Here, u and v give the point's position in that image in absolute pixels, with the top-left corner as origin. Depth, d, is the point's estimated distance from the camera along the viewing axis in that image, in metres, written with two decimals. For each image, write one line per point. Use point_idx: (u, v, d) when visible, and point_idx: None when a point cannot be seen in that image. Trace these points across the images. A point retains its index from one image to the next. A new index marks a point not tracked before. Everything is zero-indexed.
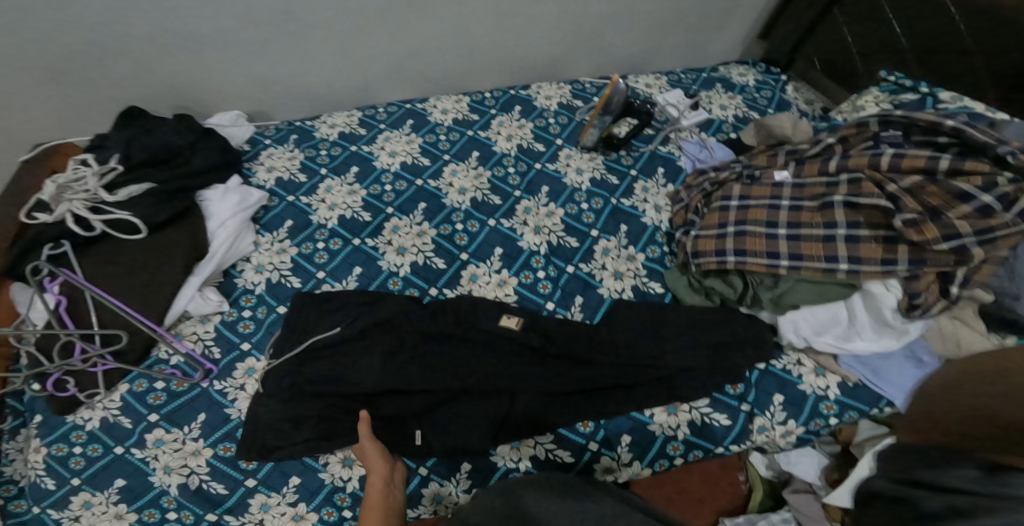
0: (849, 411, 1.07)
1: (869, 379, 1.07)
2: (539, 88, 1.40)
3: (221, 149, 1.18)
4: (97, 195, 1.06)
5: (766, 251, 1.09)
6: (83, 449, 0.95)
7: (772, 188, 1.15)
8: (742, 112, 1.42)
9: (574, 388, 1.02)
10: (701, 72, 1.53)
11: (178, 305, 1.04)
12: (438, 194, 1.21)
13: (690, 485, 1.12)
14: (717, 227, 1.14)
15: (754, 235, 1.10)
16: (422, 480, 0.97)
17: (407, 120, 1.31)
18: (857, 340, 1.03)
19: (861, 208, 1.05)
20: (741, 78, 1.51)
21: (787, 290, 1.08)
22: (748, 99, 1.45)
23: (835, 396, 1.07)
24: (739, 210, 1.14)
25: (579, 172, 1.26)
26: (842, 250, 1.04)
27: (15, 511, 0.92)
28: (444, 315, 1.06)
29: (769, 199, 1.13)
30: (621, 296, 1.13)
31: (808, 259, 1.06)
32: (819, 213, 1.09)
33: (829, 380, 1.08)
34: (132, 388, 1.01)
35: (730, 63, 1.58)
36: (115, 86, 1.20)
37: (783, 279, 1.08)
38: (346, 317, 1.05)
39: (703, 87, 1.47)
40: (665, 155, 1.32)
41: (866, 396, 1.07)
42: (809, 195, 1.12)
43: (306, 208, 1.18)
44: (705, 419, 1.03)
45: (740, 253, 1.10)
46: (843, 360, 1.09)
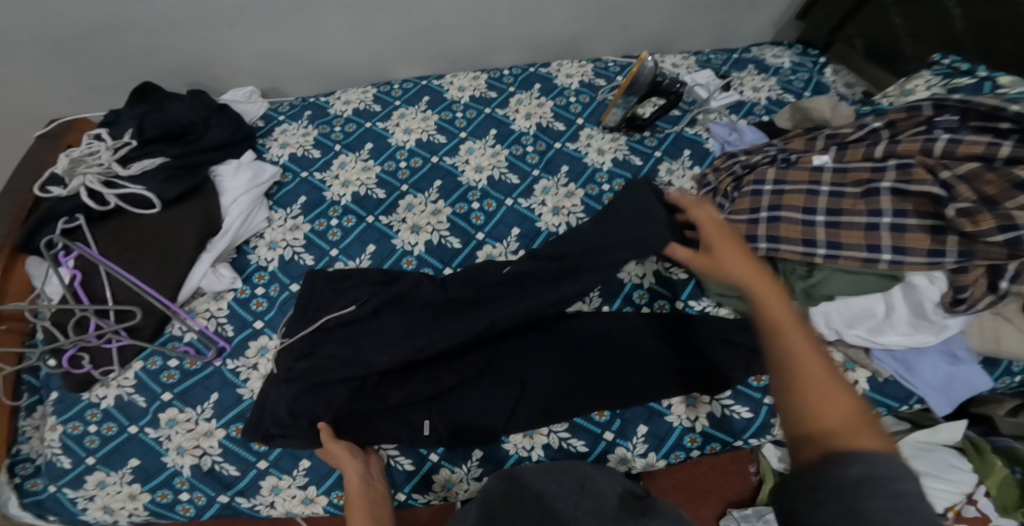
0: (877, 408, 1.02)
1: (901, 374, 1.02)
2: (559, 66, 1.35)
3: (235, 124, 1.16)
4: (110, 168, 1.05)
5: (801, 238, 1.02)
6: (97, 427, 0.95)
7: (810, 172, 1.06)
8: (775, 95, 1.34)
9: (589, 375, 0.99)
10: (732, 53, 1.45)
11: (192, 281, 1.02)
12: (454, 171, 1.17)
13: (697, 476, 1.11)
14: (748, 212, 1.06)
15: (789, 222, 1.03)
16: (432, 467, 0.96)
17: (423, 96, 1.27)
18: (891, 334, 1.00)
19: (909, 195, 0.98)
20: (776, 60, 1.43)
21: (822, 279, 1.01)
22: (783, 81, 1.37)
23: (863, 391, 1.02)
24: (773, 196, 1.06)
25: (601, 152, 1.21)
26: (885, 239, 0.97)
27: (32, 489, 0.93)
28: (459, 289, 1.01)
29: (807, 184, 1.05)
30: (642, 282, 1.08)
31: (847, 247, 0.99)
32: (862, 200, 1.01)
33: (858, 374, 1.04)
34: (145, 366, 1.00)
35: (763, 44, 1.50)
36: (128, 62, 1.19)
37: (818, 269, 1.02)
38: (359, 297, 1.02)
39: (733, 68, 1.40)
40: (691, 137, 1.26)
41: (895, 392, 1.03)
42: (852, 181, 1.03)
43: (320, 185, 1.16)
44: (724, 411, 0.99)
45: (772, 240, 1.03)
46: (875, 354, 1.02)
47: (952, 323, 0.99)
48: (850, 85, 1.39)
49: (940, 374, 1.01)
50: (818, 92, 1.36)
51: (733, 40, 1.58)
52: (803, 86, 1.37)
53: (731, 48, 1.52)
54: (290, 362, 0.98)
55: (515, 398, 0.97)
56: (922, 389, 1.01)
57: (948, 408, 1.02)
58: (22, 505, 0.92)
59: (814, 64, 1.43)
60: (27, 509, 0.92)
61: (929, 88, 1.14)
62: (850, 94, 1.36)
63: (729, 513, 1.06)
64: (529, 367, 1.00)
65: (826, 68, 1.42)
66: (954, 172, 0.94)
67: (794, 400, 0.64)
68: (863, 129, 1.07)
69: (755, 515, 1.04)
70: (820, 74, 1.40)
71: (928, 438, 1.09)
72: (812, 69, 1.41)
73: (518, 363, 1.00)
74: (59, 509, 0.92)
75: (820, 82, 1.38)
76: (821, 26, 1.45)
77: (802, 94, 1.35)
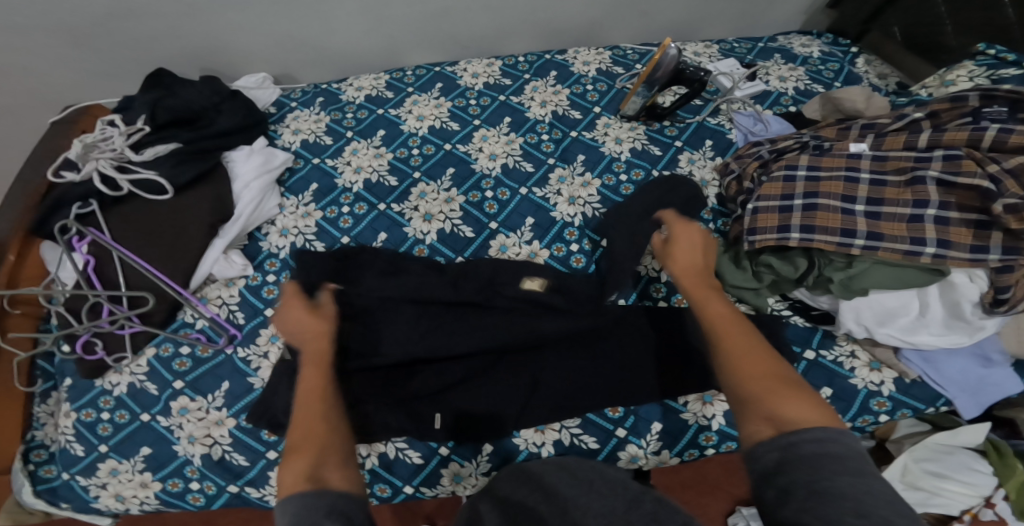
0: (902, 410, 0.98)
1: (931, 376, 0.97)
2: (576, 53, 1.31)
3: (247, 110, 1.15)
4: (123, 154, 1.04)
5: (839, 227, 0.96)
6: (110, 415, 0.94)
7: (847, 158, 1.01)
8: (803, 85, 1.29)
9: (599, 368, 0.96)
10: (758, 41, 1.40)
11: (203, 268, 1.01)
12: (467, 159, 1.15)
13: (709, 473, 1.19)
14: (781, 198, 1.01)
15: (826, 209, 0.97)
16: (442, 461, 0.94)
17: (436, 83, 1.25)
18: (923, 334, 0.95)
19: (956, 187, 0.93)
20: (804, 49, 1.37)
21: (860, 272, 0.95)
22: (811, 70, 1.32)
23: (888, 393, 0.98)
24: (808, 181, 1.00)
25: (618, 141, 1.18)
26: (931, 231, 0.93)
27: (45, 476, 0.93)
28: (467, 283, 0.99)
29: (845, 170, 1.00)
30: (659, 276, 1.05)
31: (888, 238, 0.94)
32: (907, 189, 0.96)
33: (885, 374, 0.99)
34: (158, 352, 0.98)
35: (791, 33, 1.45)
36: (142, 47, 1.18)
37: (857, 260, 0.95)
38: (356, 287, 0.99)
39: (759, 57, 1.35)
40: (713, 127, 1.22)
41: (922, 394, 0.98)
42: (893, 169, 0.99)
43: (331, 171, 1.14)
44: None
45: (806, 231, 0.97)
46: (905, 354, 0.98)
47: (989, 324, 0.94)
48: (883, 76, 1.32)
49: (971, 377, 0.97)
50: (849, 82, 1.31)
51: (759, 29, 1.52)
52: (833, 75, 1.32)
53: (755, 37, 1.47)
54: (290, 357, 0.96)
55: (522, 392, 0.94)
56: (952, 391, 0.97)
57: (976, 411, 0.98)
58: (36, 492, 0.92)
59: (846, 53, 1.37)
60: (41, 497, 0.92)
61: (972, 78, 1.09)
62: (883, 84, 1.30)
63: (739, 511, 1.13)
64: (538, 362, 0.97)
65: (857, 57, 1.36)
66: (1004, 166, 0.90)
67: (732, 376, 0.70)
68: (902, 119, 1.02)
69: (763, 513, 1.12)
70: (852, 64, 1.35)
71: (949, 440, 1.09)
72: (844, 58, 1.36)
73: (531, 357, 0.97)
74: (73, 496, 0.92)
75: (851, 72, 1.32)
76: (856, 13, 1.39)
77: (832, 84, 1.30)
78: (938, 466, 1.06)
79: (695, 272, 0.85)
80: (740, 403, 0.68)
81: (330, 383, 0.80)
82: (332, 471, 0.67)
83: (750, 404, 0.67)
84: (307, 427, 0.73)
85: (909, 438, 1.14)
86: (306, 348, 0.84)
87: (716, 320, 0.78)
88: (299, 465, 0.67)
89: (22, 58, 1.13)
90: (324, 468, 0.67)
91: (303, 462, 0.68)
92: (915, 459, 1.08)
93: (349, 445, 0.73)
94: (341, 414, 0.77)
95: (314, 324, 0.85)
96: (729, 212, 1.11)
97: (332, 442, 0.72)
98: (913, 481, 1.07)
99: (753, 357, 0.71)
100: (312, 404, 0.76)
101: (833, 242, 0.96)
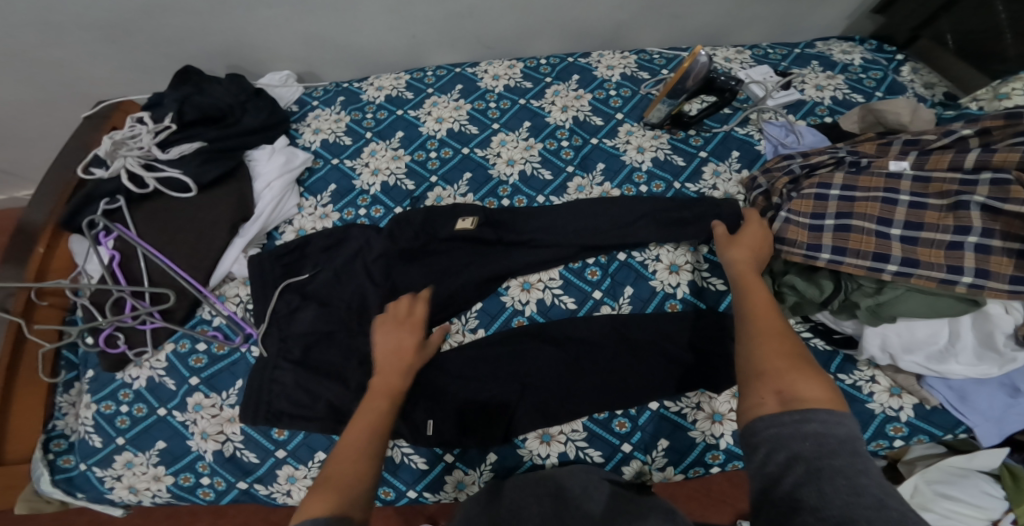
0: (919, 435, 0.95)
1: (953, 403, 0.94)
2: (600, 57, 1.27)
3: (270, 108, 1.16)
4: (150, 152, 1.06)
5: (873, 251, 0.94)
6: (129, 408, 0.97)
7: (886, 177, 0.97)
8: (841, 94, 1.24)
9: (602, 382, 0.95)
10: (794, 47, 1.35)
11: (223, 267, 1.03)
12: (485, 164, 1.13)
13: (714, 485, 1.21)
14: (813, 217, 0.97)
15: (860, 231, 0.95)
16: (445, 468, 0.95)
17: (456, 84, 1.22)
18: (952, 364, 0.91)
19: (1001, 213, 0.89)
20: (844, 56, 1.31)
21: (891, 298, 0.92)
22: (851, 79, 1.27)
23: (906, 418, 0.95)
24: (841, 200, 0.97)
25: (640, 149, 1.15)
26: (969, 260, 0.89)
27: (63, 466, 0.97)
28: (466, 295, 1.01)
29: (883, 190, 0.96)
30: (676, 291, 1.02)
31: (924, 265, 0.91)
32: (949, 214, 0.92)
33: (904, 400, 0.96)
34: (176, 347, 1.00)
35: (831, 38, 1.38)
36: (173, 45, 1.20)
37: (889, 287, 0.92)
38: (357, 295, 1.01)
39: (795, 64, 1.30)
40: (741, 137, 1.18)
41: (941, 421, 0.95)
42: (935, 192, 0.94)
43: (349, 172, 1.13)
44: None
45: (838, 251, 0.95)
46: (927, 381, 0.95)
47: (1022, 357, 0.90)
48: (930, 85, 1.25)
49: (995, 406, 0.94)
50: (891, 92, 1.25)
51: (798, 34, 1.47)
52: (875, 84, 1.26)
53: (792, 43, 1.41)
54: (291, 356, 0.97)
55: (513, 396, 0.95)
56: (972, 420, 0.93)
57: (996, 439, 0.94)
58: (54, 481, 0.96)
59: (889, 61, 1.31)
60: (58, 486, 0.96)
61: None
62: (928, 94, 1.24)
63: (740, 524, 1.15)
64: (532, 367, 0.97)
65: (902, 65, 1.30)
66: None
67: (754, 350, 0.72)
68: (949, 136, 0.96)
69: None
70: (896, 72, 1.28)
71: (963, 463, 1.04)
72: (887, 66, 1.29)
73: (530, 367, 0.97)
74: (88, 487, 0.96)
75: (895, 81, 1.26)
76: (905, 19, 1.31)
77: (873, 94, 1.24)
78: (949, 488, 1.03)
79: (744, 266, 0.88)
80: (753, 374, 0.69)
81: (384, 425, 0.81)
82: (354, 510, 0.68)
83: (762, 376, 0.68)
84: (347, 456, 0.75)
85: (922, 459, 1.10)
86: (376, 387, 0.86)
87: (751, 301, 0.80)
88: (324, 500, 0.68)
89: (60, 54, 1.17)
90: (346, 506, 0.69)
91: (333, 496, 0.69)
92: (926, 480, 1.05)
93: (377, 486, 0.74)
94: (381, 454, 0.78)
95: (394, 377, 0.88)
96: None
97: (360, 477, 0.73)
98: (921, 503, 1.04)
99: (778, 336, 0.73)
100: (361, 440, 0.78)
101: (864, 266, 0.93)
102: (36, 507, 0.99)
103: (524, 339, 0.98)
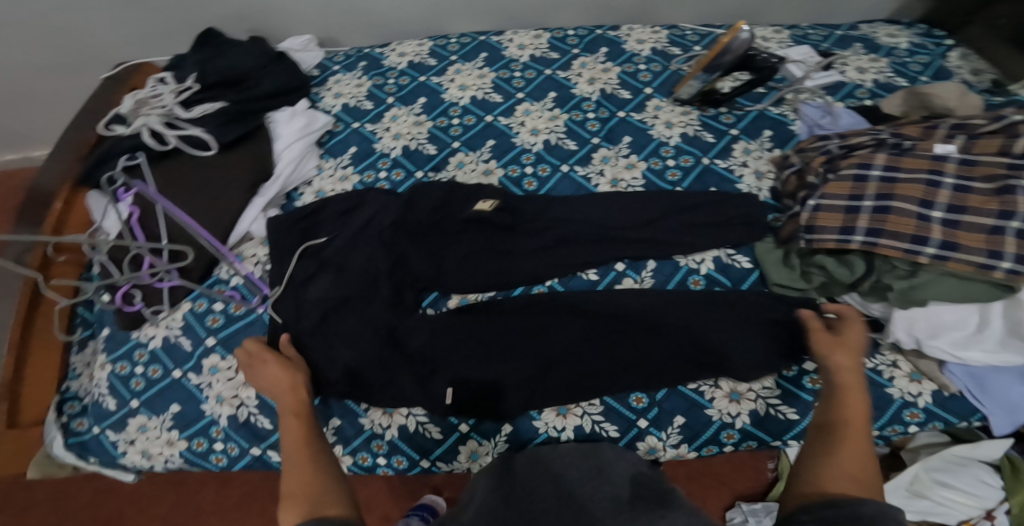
0: (934, 422, 0.93)
1: (971, 391, 0.92)
2: (630, 30, 1.24)
3: (291, 72, 1.14)
4: (172, 111, 1.04)
5: (911, 234, 0.90)
6: (144, 369, 0.96)
7: (931, 160, 0.93)
8: (884, 77, 1.21)
9: (624, 359, 0.92)
10: (836, 29, 1.32)
11: (242, 225, 1.02)
12: (509, 132, 1.10)
13: (714, 467, 1.20)
14: (849, 197, 0.95)
15: (900, 213, 0.91)
16: (460, 437, 0.93)
17: (480, 53, 1.20)
18: (974, 350, 0.90)
19: None
20: (890, 40, 1.28)
21: (923, 283, 0.90)
22: (896, 62, 1.23)
23: (924, 405, 0.92)
24: (883, 182, 0.94)
25: (668, 125, 1.12)
26: (1011, 245, 0.86)
27: (77, 429, 0.96)
28: (488, 263, 0.98)
29: (927, 173, 0.92)
30: (700, 267, 0.99)
31: (964, 249, 0.88)
32: (995, 198, 0.88)
33: (924, 386, 0.93)
34: (193, 307, 0.99)
35: (876, 22, 1.35)
36: (194, 7, 1.19)
37: (923, 270, 0.90)
38: (372, 258, 0.97)
39: (836, 46, 1.27)
40: (775, 116, 1.15)
41: (958, 408, 0.93)
42: (981, 176, 0.91)
43: (370, 136, 1.11)
44: (768, 410, 0.92)
45: (872, 234, 0.92)
46: (949, 368, 0.92)
47: None
48: (978, 72, 1.21)
49: (1011, 395, 0.92)
50: (938, 77, 1.21)
51: (839, 16, 1.43)
52: (920, 69, 1.22)
53: (833, 24, 1.37)
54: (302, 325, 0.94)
55: (538, 374, 0.92)
56: (989, 408, 0.92)
57: (1009, 427, 0.93)
58: (66, 445, 0.94)
59: (937, 46, 1.27)
60: (70, 450, 0.94)
61: None
62: (976, 81, 1.20)
63: (738, 506, 1.14)
64: (554, 344, 0.93)
65: (951, 51, 1.26)
66: None
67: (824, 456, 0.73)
68: (999, 121, 0.93)
69: (763, 510, 1.12)
70: (944, 58, 1.25)
71: (965, 453, 1.04)
72: (935, 51, 1.26)
73: (551, 339, 0.94)
74: (101, 451, 0.95)
75: (941, 66, 1.23)
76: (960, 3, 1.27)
77: (919, 78, 1.21)
78: (947, 477, 1.03)
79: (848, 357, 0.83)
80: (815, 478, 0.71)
81: (312, 431, 0.79)
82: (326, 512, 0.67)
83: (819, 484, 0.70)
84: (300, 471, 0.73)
85: (925, 448, 1.09)
86: (281, 401, 0.82)
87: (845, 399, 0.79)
88: (296, 507, 0.69)
89: (81, 15, 1.16)
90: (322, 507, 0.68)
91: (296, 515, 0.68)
92: (926, 468, 1.05)
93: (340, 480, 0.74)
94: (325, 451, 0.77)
95: (287, 379, 0.84)
96: (784, 207, 1.05)
97: (319, 481, 0.72)
98: (919, 489, 1.04)
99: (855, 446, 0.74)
100: (296, 454, 0.75)
101: (901, 248, 0.90)
102: (48, 473, 0.96)
103: (545, 304, 0.96)
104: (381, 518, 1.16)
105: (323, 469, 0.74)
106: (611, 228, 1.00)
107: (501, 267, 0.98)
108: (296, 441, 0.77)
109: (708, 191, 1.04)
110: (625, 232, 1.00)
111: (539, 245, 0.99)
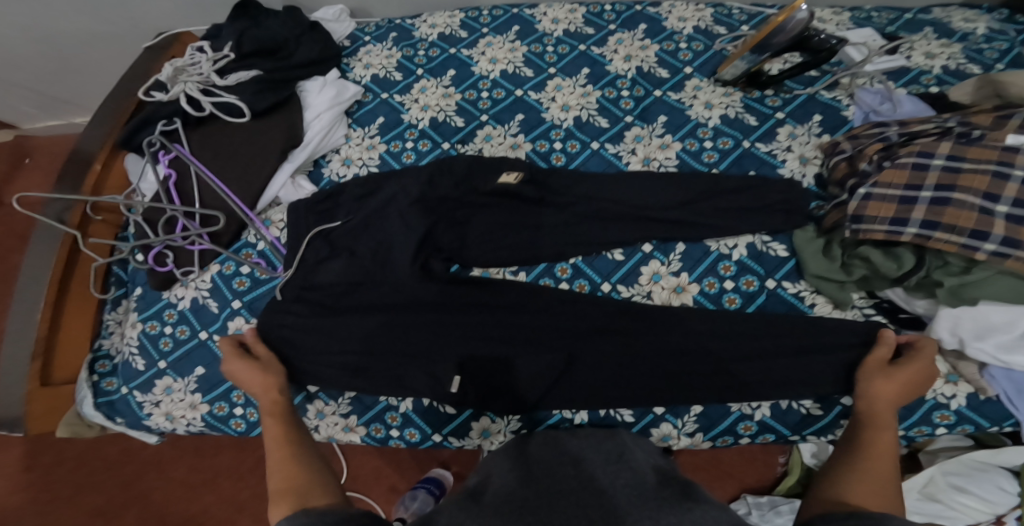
0: (964, 425, 0.87)
1: (1009, 396, 0.84)
2: (671, 7, 1.19)
3: (325, 42, 1.14)
4: (209, 78, 1.06)
5: (971, 228, 0.83)
6: (172, 329, 0.98)
7: (1001, 151, 0.84)
8: (955, 64, 1.12)
9: (645, 344, 0.89)
10: (905, 12, 1.22)
11: (271, 191, 1.03)
12: (538, 107, 1.08)
13: (724, 458, 1.18)
14: (905, 187, 0.87)
15: (959, 205, 0.84)
16: (473, 414, 0.92)
17: (513, 26, 1.18)
18: (1020, 355, 0.82)
19: None
20: (966, 24, 1.18)
21: (978, 280, 0.84)
22: (970, 48, 1.14)
23: (957, 407, 0.86)
24: (944, 171, 0.86)
25: (708, 105, 1.07)
26: None
27: (106, 388, 0.99)
28: (511, 237, 0.96)
29: (995, 164, 0.83)
30: (732, 253, 0.94)
31: None
32: None
33: (959, 388, 0.86)
34: (221, 269, 1.01)
35: (952, 6, 1.25)
36: None
37: (978, 267, 0.84)
38: (393, 229, 0.96)
39: (902, 29, 1.18)
40: (827, 101, 1.08)
41: (991, 413, 0.85)
42: None
43: (398, 107, 1.11)
44: (792, 404, 0.88)
45: (927, 226, 0.85)
46: (989, 371, 0.84)
47: None
48: None
49: None
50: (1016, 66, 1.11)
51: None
52: (996, 55, 1.12)
53: (902, 7, 1.28)
54: (312, 305, 0.93)
55: (556, 369, 0.88)
56: None
57: None
58: (95, 404, 0.98)
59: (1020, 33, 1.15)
60: (99, 409, 0.98)
61: None
62: None
63: (744, 498, 1.12)
64: (573, 332, 0.90)
65: None
66: None
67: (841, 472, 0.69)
68: None
69: (768, 503, 1.10)
70: None
71: (985, 458, 1.02)
72: (1017, 38, 1.14)
73: (570, 319, 0.91)
74: (127, 411, 0.98)
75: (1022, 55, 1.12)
76: None
77: (994, 65, 1.11)
78: (964, 481, 1.02)
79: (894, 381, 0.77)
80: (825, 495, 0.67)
81: (291, 427, 0.79)
82: (316, 503, 0.68)
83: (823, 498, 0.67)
84: (284, 470, 0.73)
85: (945, 451, 1.07)
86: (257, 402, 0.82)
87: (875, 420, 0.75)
88: (283, 502, 0.69)
89: None
90: (306, 499, 0.69)
91: (286, 510, 0.68)
92: (944, 472, 1.04)
93: (325, 473, 0.74)
94: (306, 447, 0.77)
95: (262, 378, 0.84)
96: (829, 196, 0.98)
97: (302, 476, 0.72)
98: (932, 492, 1.04)
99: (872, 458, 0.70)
100: (278, 453, 0.76)
101: (959, 244, 0.83)
102: (77, 431, 1.00)
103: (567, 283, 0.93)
104: (390, 489, 1.17)
105: (309, 464, 0.75)
106: (636, 207, 0.96)
107: (527, 241, 0.96)
108: (278, 439, 0.77)
109: (746, 174, 0.99)
110: (656, 212, 0.95)
111: (561, 221, 0.96)
